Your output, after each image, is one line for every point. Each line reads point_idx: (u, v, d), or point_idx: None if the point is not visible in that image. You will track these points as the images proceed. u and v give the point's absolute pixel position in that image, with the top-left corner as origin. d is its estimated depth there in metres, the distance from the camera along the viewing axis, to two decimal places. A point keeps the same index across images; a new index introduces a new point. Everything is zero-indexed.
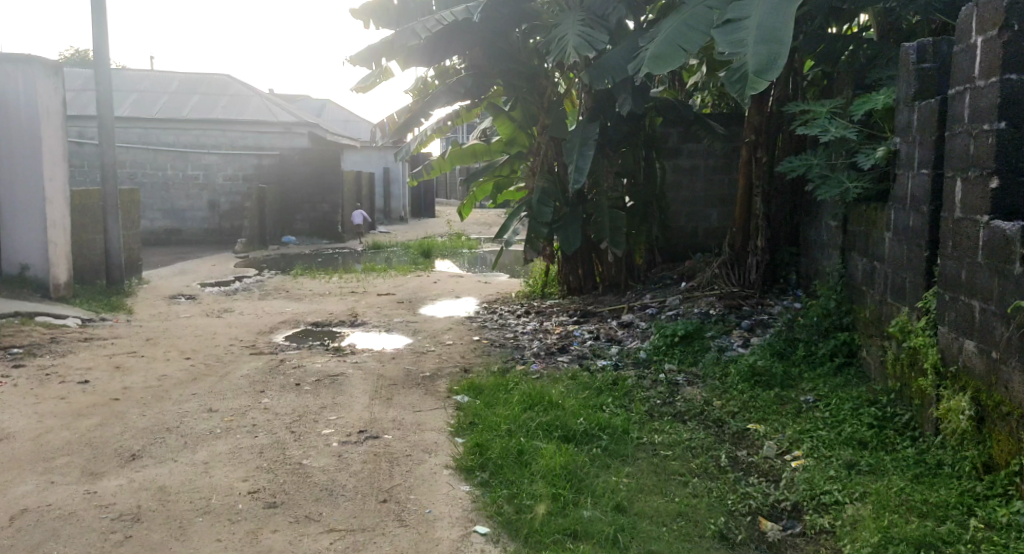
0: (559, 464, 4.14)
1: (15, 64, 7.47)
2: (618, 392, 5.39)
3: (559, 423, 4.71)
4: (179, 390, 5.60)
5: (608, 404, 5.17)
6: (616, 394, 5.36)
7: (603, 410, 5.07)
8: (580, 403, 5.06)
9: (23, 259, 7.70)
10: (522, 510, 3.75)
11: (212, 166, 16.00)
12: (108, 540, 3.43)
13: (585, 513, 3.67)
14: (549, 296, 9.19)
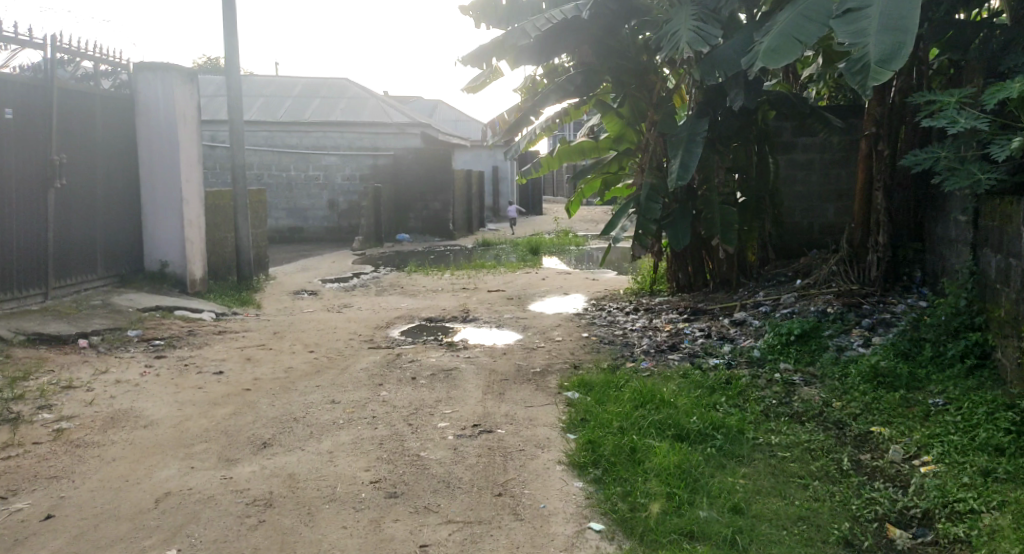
0: (674, 462, 4.05)
1: (155, 72, 7.96)
2: (731, 392, 5.22)
3: (671, 421, 4.61)
4: (304, 382, 5.83)
5: (721, 404, 5.02)
6: (730, 392, 5.20)
7: (716, 409, 4.92)
8: (693, 402, 4.93)
9: (163, 256, 8.19)
10: (636, 508, 3.69)
11: (331, 167, 16.59)
12: (244, 524, 3.60)
13: (702, 513, 3.58)
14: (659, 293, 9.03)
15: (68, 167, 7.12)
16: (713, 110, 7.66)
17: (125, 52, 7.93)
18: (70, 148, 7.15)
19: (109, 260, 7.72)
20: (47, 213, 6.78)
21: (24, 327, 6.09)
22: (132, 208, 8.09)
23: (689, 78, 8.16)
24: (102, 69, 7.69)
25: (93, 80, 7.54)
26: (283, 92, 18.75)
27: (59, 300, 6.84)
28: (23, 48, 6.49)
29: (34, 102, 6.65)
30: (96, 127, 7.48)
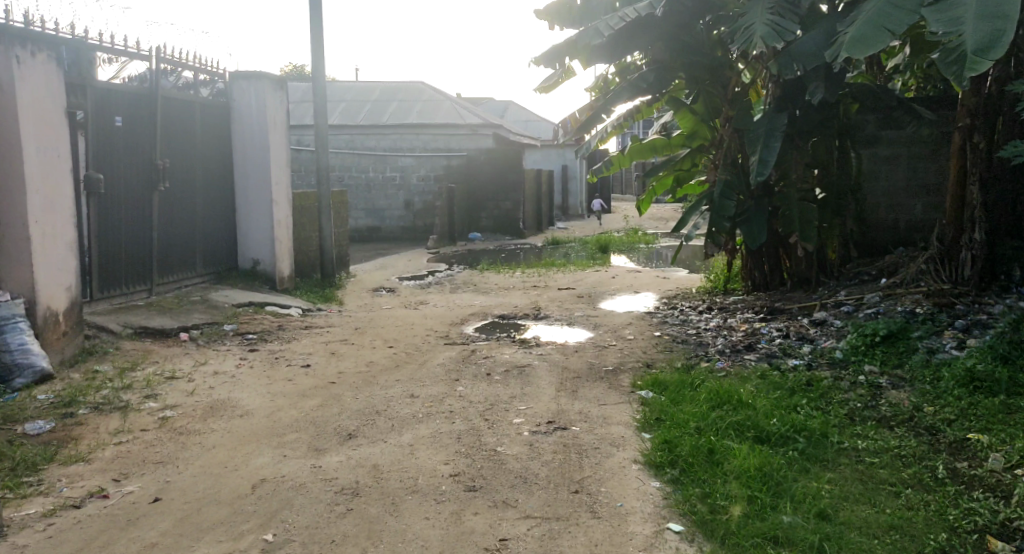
0: (755, 465, 4.06)
1: (249, 80, 8.31)
2: (813, 394, 5.17)
3: (750, 423, 4.60)
4: (384, 377, 6.01)
5: (802, 405, 4.97)
6: (812, 395, 5.15)
7: (797, 411, 4.88)
8: (773, 403, 4.91)
9: (255, 256, 8.57)
10: (716, 510, 3.70)
11: (407, 169, 16.82)
12: (334, 511, 3.76)
13: (786, 518, 3.56)
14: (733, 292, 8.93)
15: (171, 171, 7.48)
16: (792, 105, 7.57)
17: (221, 62, 8.26)
18: (173, 153, 7.51)
19: (207, 259, 8.11)
20: (152, 216, 7.15)
21: (130, 320, 6.46)
22: (227, 209, 8.45)
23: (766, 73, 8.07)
24: (201, 79, 8.04)
25: (192, 89, 7.89)
26: (362, 97, 19.19)
27: (162, 296, 7.22)
28: (131, 60, 6.86)
29: (142, 112, 7.02)
30: (196, 134, 7.84)
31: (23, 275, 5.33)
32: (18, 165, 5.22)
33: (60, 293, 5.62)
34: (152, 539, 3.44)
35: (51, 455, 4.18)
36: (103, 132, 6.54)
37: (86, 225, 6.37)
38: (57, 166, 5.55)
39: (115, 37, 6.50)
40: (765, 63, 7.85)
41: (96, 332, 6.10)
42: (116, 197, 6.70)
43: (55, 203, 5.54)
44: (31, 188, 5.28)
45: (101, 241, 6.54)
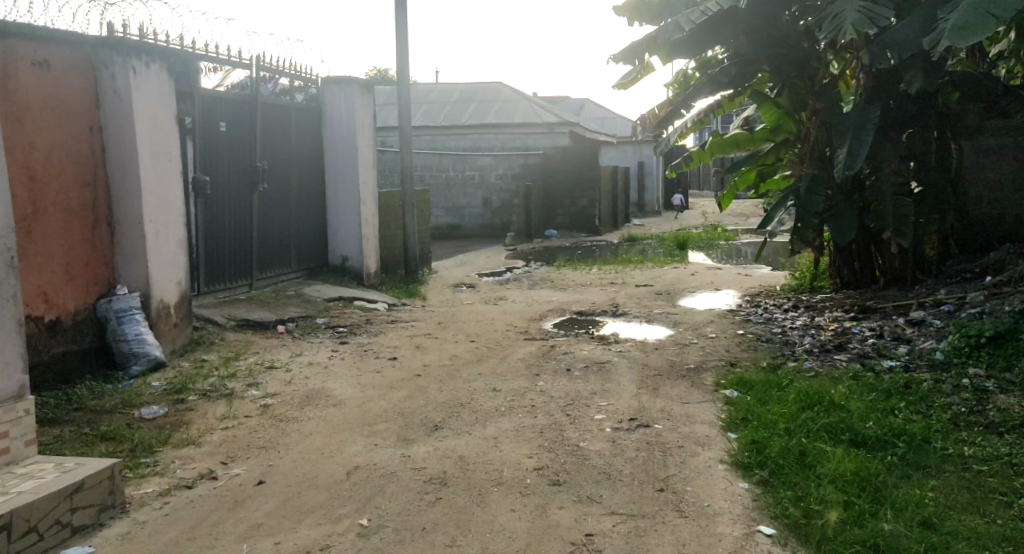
0: (850, 469, 3.93)
1: (338, 85, 8.62)
2: (911, 397, 5.04)
3: (845, 426, 4.50)
4: (467, 370, 6.14)
5: (900, 409, 4.86)
6: (910, 398, 5.02)
7: (895, 415, 4.77)
8: (868, 406, 4.81)
9: (343, 252, 8.88)
10: (811, 514, 3.57)
11: (486, 168, 16.96)
12: (424, 499, 3.87)
13: (887, 526, 3.43)
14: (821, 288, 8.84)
15: (270, 173, 7.80)
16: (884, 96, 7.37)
17: (314, 68, 8.57)
18: (272, 155, 7.83)
19: (302, 257, 8.44)
20: (252, 215, 7.47)
21: (233, 313, 6.79)
22: (319, 209, 8.77)
23: (857, 63, 7.88)
24: (296, 85, 8.36)
25: (288, 95, 8.21)
26: (442, 99, 19.53)
27: (261, 291, 7.56)
28: (233, 69, 7.20)
29: (243, 117, 7.35)
30: (291, 137, 8.15)
31: (138, 271, 5.66)
32: (134, 170, 5.56)
33: (172, 287, 5.93)
34: (257, 519, 3.63)
35: (166, 437, 4.45)
36: (209, 136, 6.86)
37: (193, 224, 6.72)
38: (168, 171, 5.89)
39: (218, 47, 6.83)
40: (856, 53, 7.67)
41: (204, 324, 6.45)
42: (220, 198, 7.04)
43: (168, 205, 5.87)
44: (145, 191, 5.62)
45: (207, 240, 6.89)
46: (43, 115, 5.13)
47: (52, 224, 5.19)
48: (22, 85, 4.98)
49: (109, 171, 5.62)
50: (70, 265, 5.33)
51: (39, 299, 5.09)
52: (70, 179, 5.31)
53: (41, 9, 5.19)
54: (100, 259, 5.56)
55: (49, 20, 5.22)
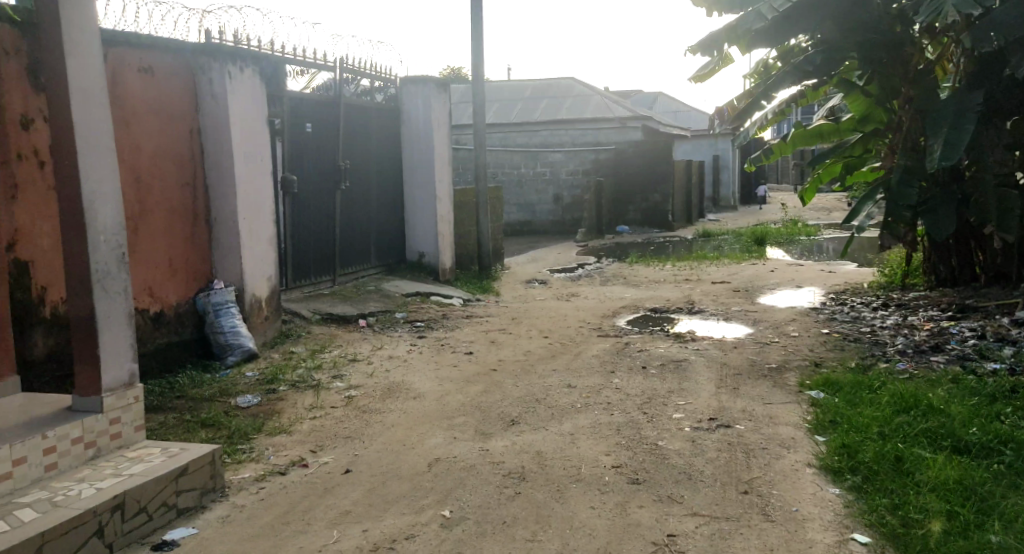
0: (953, 477, 3.74)
1: (417, 85, 8.81)
2: (1018, 402, 4.82)
3: (945, 432, 4.33)
4: (542, 366, 6.20)
5: (1006, 414, 4.65)
6: (1017, 403, 4.80)
7: (1000, 421, 4.57)
8: (969, 411, 4.62)
9: (420, 249, 9.07)
10: (910, 524, 3.43)
11: (557, 164, 16.88)
12: (504, 494, 3.94)
13: (995, 538, 3.23)
14: (914, 286, 8.60)
15: (352, 172, 8.01)
16: (989, 80, 6.99)
17: (393, 69, 8.75)
18: (354, 154, 8.04)
19: (380, 253, 8.66)
20: (335, 213, 7.70)
21: (317, 307, 7.04)
22: (397, 206, 8.97)
23: (957, 47, 7.58)
24: (376, 85, 8.56)
25: (369, 95, 8.41)
26: (515, 96, 19.65)
27: (343, 286, 7.81)
28: (318, 72, 7.43)
29: (328, 117, 7.57)
30: (371, 136, 8.36)
31: (233, 267, 5.93)
32: (229, 171, 5.82)
33: (263, 282, 6.19)
34: (346, 507, 3.77)
35: (260, 425, 4.66)
36: (296, 137, 7.11)
37: (282, 222, 6.98)
38: (259, 171, 6.14)
39: (305, 51, 7.05)
40: (956, 36, 7.37)
41: (291, 317, 6.72)
42: (307, 196, 7.28)
43: (259, 204, 6.12)
44: (238, 190, 5.88)
45: (293, 237, 7.15)
46: (149, 119, 5.41)
47: (157, 223, 5.47)
48: (130, 91, 5.26)
49: (206, 171, 5.89)
50: (173, 261, 5.61)
51: (145, 293, 5.37)
52: (172, 180, 5.59)
53: (146, 19, 5.46)
54: (198, 255, 5.84)
55: (153, 28, 5.50)
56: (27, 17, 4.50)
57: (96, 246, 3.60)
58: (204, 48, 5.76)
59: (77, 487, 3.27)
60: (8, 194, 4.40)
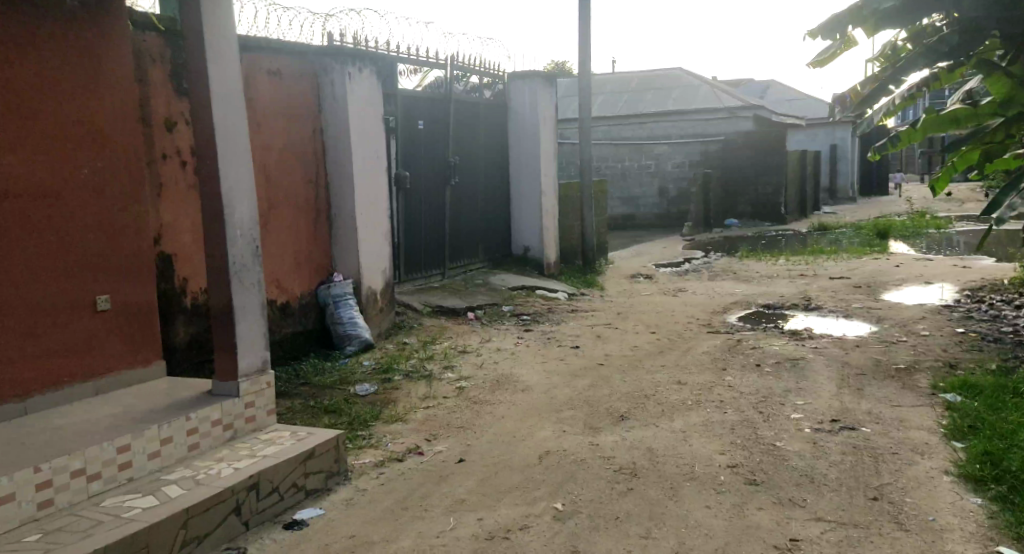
0: None
1: (525, 80, 8.85)
2: None
3: None
4: (650, 361, 6.13)
5: None
6: None
7: None
8: None
9: (526, 243, 9.14)
10: None
11: (662, 156, 16.63)
12: (616, 489, 3.91)
13: None
14: None
15: (461, 167, 8.13)
16: None
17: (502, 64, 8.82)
18: (464, 149, 8.16)
19: (487, 247, 8.79)
20: (444, 207, 7.85)
21: (428, 300, 7.23)
22: (503, 201, 9.06)
23: None
24: (485, 81, 8.64)
25: (478, 92, 8.51)
26: (620, 89, 19.53)
27: (452, 280, 7.97)
28: (430, 70, 7.57)
29: (439, 114, 7.71)
30: (480, 131, 8.46)
31: (351, 261, 6.13)
32: (349, 168, 6.02)
33: (378, 275, 6.38)
34: (461, 495, 3.84)
35: (377, 413, 4.82)
36: (409, 134, 7.28)
37: (395, 217, 7.16)
38: (376, 168, 6.32)
39: (418, 50, 7.21)
40: None
41: (404, 309, 6.91)
42: (418, 191, 7.45)
43: (375, 199, 6.31)
44: (357, 186, 6.07)
45: (405, 231, 7.33)
46: (276, 121, 5.65)
47: (283, 218, 5.71)
48: (259, 94, 5.50)
49: (327, 168, 6.11)
50: (297, 254, 5.84)
51: (274, 285, 5.61)
52: (296, 177, 5.83)
53: (274, 24, 5.70)
54: (319, 249, 6.07)
55: (281, 33, 5.73)
56: (170, 27, 4.80)
57: (234, 243, 3.83)
58: (326, 50, 5.97)
59: (216, 467, 3.47)
60: (155, 192, 4.69)
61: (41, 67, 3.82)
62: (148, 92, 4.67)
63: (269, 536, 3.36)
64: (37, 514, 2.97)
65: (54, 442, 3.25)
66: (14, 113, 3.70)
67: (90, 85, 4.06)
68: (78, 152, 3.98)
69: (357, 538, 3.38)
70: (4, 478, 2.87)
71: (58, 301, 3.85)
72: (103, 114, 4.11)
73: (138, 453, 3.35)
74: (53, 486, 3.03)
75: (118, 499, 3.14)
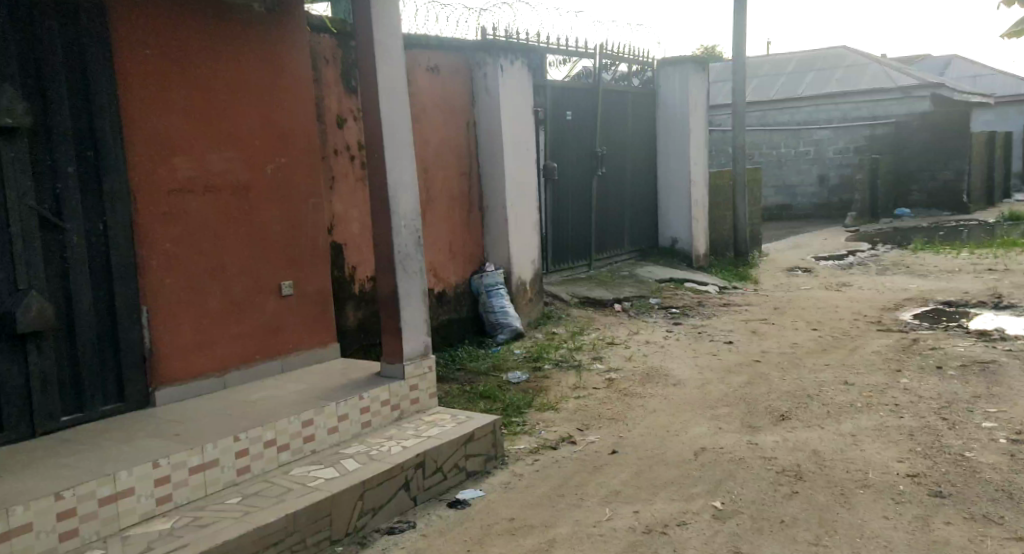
0: None
1: (675, 66, 8.61)
2: None
3: None
4: (813, 359, 5.80)
5: None
6: None
7: None
8: None
9: (673, 234, 8.89)
10: None
11: (823, 142, 15.83)
12: (780, 492, 3.70)
13: None
14: None
15: (609, 157, 8.01)
16: None
17: (650, 51, 8.62)
18: (612, 139, 8.03)
19: (633, 237, 8.63)
20: (591, 197, 7.76)
21: (574, 291, 7.18)
22: (650, 191, 8.87)
23: None
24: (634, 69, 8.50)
25: (627, 80, 8.35)
26: (777, 74, 18.80)
27: (598, 271, 7.89)
28: (579, 59, 7.51)
29: (586, 104, 7.61)
30: (628, 120, 8.31)
31: (502, 251, 6.17)
32: (501, 160, 6.05)
33: (527, 265, 6.39)
34: (616, 486, 3.76)
35: (530, 401, 4.83)
36: (557, 125, 7.23)
37: (543, 208, 7.15)
38: (526, 159, 6.33)
39: (567, 40, 7.15)
40: None
41: (551, 300, 6.91)
42: (566, 181, 7.40)
43: (525, 189, 6.30)
44: (508, 178, 6.09)
45: (551, 222, 7.30)
46: (435, 115, 5.76)
47: (440, 209, 5.81)
48: (420, 90, 5.62)
49: (480, 161, 6.15)
50: (452, 245, 5.93)
51: (431, 273, 5.73)
52: (451, 169, 5.91)
53: (433, 20, 5.79)
54: (472, 239, 6.13)
55: (439, 30, 5.83)
56: (342, 28, 4.99)
57: (401, 234, 3.93)
58: (481, 45, 6.02)
59: (387, 444, 3.61)
60: (328, 185, 4.87)
61: (233, 69, 4.06)
62: (323, 91, 4.86)
63: (435, 513, 3.48)
64: (236, 479, 3.19)
65: (247, 414, 3.48)
66: (210, 113, 3.96)
67: (276, 83, 4.28)
68: (266, 147, 4.23)
69: (516, 521, 3.41)
70: (211, 444, 3.12)
71: (249, 286, 4.12)
72: (287, 111, 4.34)
73: (320, 427, 3.54)
74: (249, 455, 3.25)
75: (303, 469, 3.33)
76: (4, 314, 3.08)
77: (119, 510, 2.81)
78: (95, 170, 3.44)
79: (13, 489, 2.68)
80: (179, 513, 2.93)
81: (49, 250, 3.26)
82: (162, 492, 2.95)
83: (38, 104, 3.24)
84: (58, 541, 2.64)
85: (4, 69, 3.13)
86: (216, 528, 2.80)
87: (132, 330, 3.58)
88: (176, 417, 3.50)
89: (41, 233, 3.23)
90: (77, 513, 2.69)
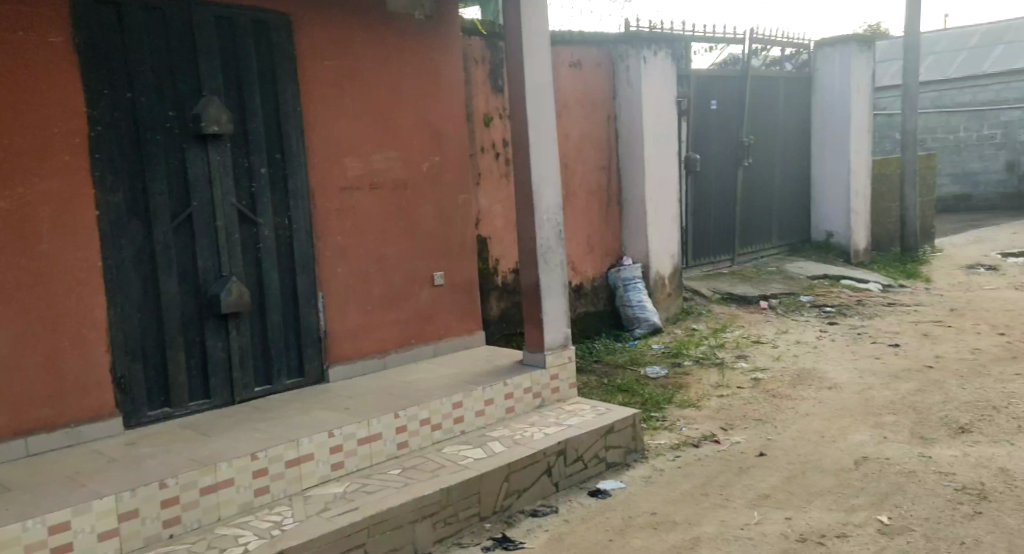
0: None
1: (835, 47, 7.94)
2: None
3: None
4: (999, 368, 5.13)
5: None
6: None
7: None
8: None
9: (829, 227, 8.24)
10: None
11: (1013, 123, 13.81)
12: (958, 511, 3.20)
13: None
14: None
15: (756, 147, 7.50)
16: None
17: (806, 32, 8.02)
18: (760, 129, 7.52)
19: (783, 231, 8.06)
20: (738, 189, 7.29)
21: (717, 287, 6.77)
22: (802, 182, 8.26)
23: None
24: (786, 53, 7.95)
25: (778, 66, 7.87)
26: (957, 53, 17.11)
27: (742, 266, 7.40)
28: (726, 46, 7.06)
29: (733, 92, 7.14)
30: (779, 108, 7.75)
31: (639, 245, 5.82)
32: (640, 151, 5.72)
33: (667, 259, 6.02)
34: (765, 490, 3.39)
35: (670, 397, 4.51)
36: (701, 114, 6.82)
37: (683, 201, 6.77)
38: (670, 149, 5.96)
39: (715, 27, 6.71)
40: None
41: (691, 295, 6.53)
42: (710, 169, 6.99)
43: (667, 178, 5.92)
44: (648, 169, 5.74)
45: (693, 214, 6.90)
46: (575, 108, 5.54)
47: (578, 202, 5.58)
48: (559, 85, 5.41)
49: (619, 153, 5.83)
50: (590, 239, 5.68)
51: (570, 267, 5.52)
52: (590, 162, 5.65)
53: None
54: (609, 232, 5.84)
55: None
56: (492, 29, 4.82)
57: (540, 226, 3.71)
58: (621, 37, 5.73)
59: (531, 429, 3.44)
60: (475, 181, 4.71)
61: (411, 66, 4.04)
62: (472, 91, 4.73)
63: (578, 501, 3.27)
64: (398, 452, 3.17)
65: (401, 393, 3.43)
66: (388, 111, 3.96)
67: (450, 79, 4.24)
68: (441, 142, 4.20)
69: (658, 516, 3.12)
70: (376, 418, 3.10)
71: (420, 278, 4.11)
72: (459, 106, 4.28)
73: (468, 409, 3.41)
74: (408, 431, 3.20)
75: (455, 447, 3.24)
76: (212, 300, 3.31)
77: (302, 472, 2.89)
78: (284, 169, 3.58)
79: (219, 447, 2.84)
80: (352, 479, 2.97)
81: (246, 242, 3.46)
82: (336, 458, 2.98)
83: (236, 109, 3.43)
84: (254, 496, 2.76)
85: (214, 80, 3.33)
86: (381, 495, 2.81)
87: (312, 314, 3.69)
88: (341, 393, 3.52)
89: (239, 226, 3.43)
90: (269, 472, 2.80)
